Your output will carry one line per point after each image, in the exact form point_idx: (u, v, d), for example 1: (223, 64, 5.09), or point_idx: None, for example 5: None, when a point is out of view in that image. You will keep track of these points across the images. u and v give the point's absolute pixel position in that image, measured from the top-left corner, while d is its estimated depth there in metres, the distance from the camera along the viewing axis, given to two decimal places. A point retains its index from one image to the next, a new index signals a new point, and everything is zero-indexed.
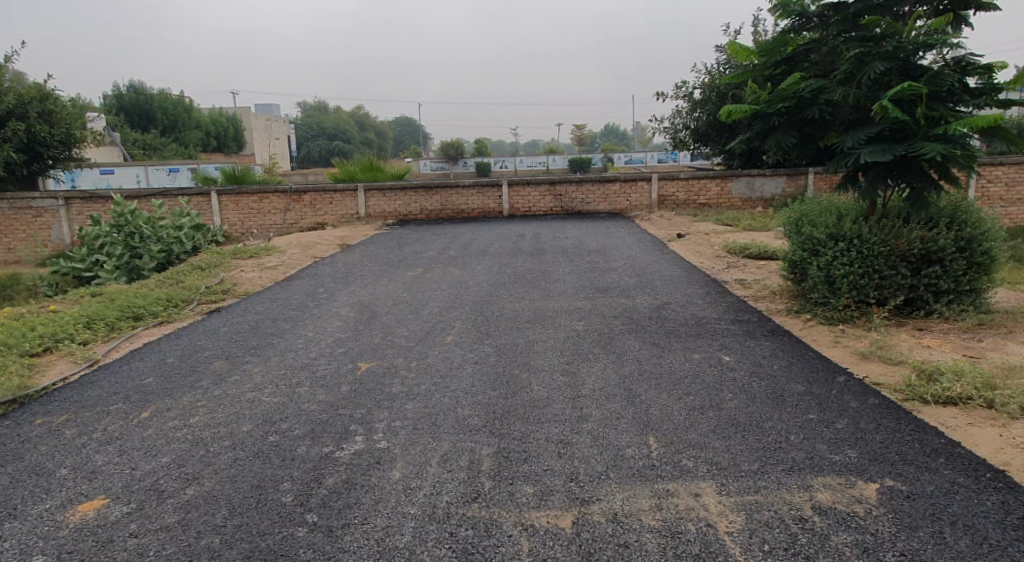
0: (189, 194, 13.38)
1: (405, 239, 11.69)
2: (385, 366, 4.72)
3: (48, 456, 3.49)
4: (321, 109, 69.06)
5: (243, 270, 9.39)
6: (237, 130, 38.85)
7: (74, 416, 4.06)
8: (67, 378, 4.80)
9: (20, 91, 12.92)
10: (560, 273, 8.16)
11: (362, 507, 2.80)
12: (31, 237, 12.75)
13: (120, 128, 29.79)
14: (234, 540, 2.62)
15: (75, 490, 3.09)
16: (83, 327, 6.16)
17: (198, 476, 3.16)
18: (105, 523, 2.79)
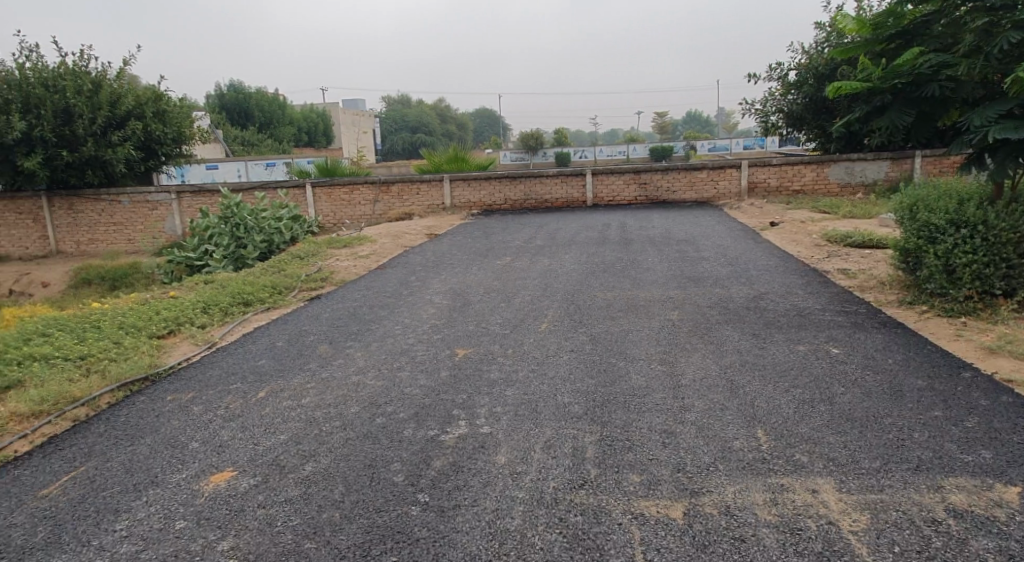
0: (286, 187, 14.03)
1: (492, 229, 11.81)
2: (482, 353, 4.80)
3: (180, 430, 3.75)
4: (405, 103, 70.66)
5: (339, 259, 9.76)
6: (328, 125, 40.36)
7: (200, 394, 4.35)
8: (191, 358, 5.16)
9: (138, 93, 13.92)
10: (650, 262, 8.02)
11: (471, 489, 2.85)
12: (148, 228, 13.72)
13: (223, 126, 31.60)
14: (353, 515, 2.73)
15: (206, 461, 3.31)
16: (200, 312, 6.59)
17: (315, 454, 3.32)
18: (236, 493, 2.97)
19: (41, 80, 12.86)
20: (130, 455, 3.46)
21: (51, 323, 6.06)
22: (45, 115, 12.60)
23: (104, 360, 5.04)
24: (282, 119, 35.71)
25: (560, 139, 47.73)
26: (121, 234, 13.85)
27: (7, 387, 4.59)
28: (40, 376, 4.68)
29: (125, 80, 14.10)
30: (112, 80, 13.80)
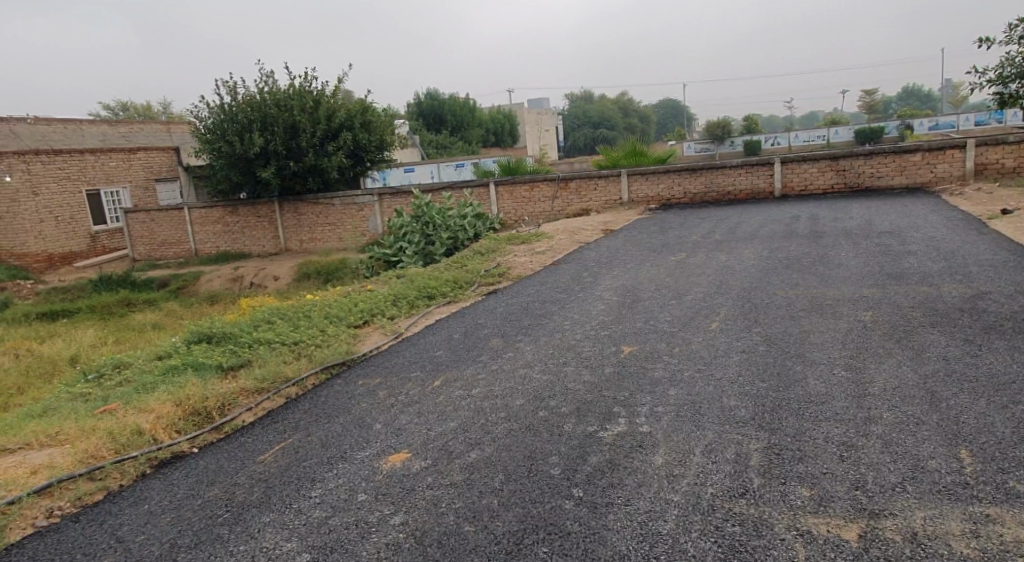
0: (471, 187, 14.80)
1: (669, 223, 11.51)
2: (648, 351, 4.72)
3: (367, 412, 4.15)
4: (587, 98, 71.05)
5: (517, 255, 10.11)
6: (513, 125, 41.92)
7: (386, 379, 4.79)
8: (380, 347, 5.67)
9: (349, 107, 15.54)
10: (842, 258, 7.32)
11: (625, 488, 2.83)
12: (353, 227, 15.22)
13: (420, 132, 34.15)
14: (509, 504, 2.83)
15: (386, 442, 3.63)
16: (391, 304, 7.22)
17: (480, 442, 3.50)
18: (408, 473, 3.23)
19: (274, 101, 14.93)
20: (326, 431, 3.89)
21: (274, 312, 6.98)
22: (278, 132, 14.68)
23: (313, 345, 5.72)
24: (472, 122, 37.71)
25: (749, 126, 45.05)
26: (331, 234, 15.52)
27: (239, 365, 5.36)
28: (263, 357, 5.41)
29: (340, 95, 15.83)
30: (329, 96, 15.56)
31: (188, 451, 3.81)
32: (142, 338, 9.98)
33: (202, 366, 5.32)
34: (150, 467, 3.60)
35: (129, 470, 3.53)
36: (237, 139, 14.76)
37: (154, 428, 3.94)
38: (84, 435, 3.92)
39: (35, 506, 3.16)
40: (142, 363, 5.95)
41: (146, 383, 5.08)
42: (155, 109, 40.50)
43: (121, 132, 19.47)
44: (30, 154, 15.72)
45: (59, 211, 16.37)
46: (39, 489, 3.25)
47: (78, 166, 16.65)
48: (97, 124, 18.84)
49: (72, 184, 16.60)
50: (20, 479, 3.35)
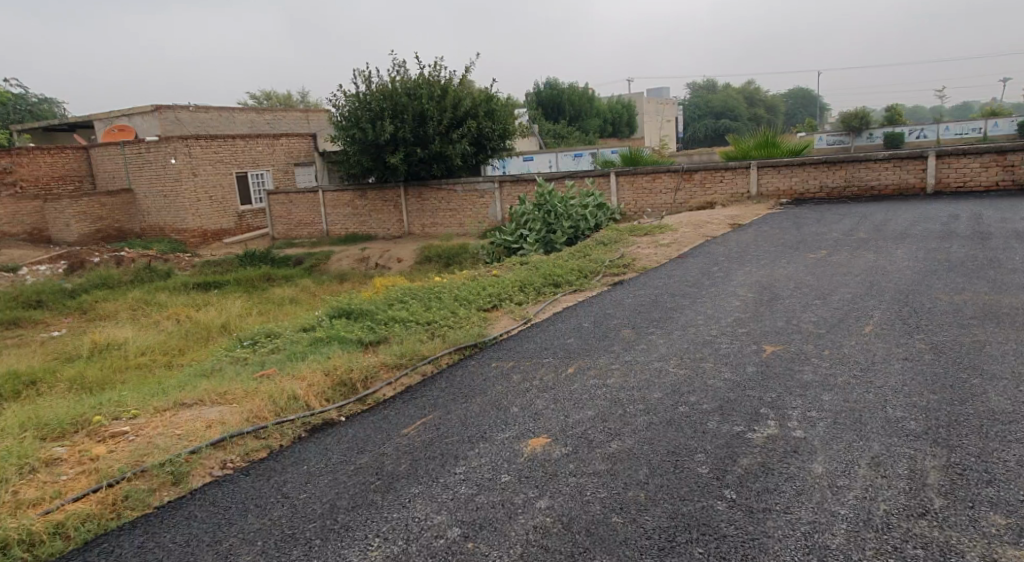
0: (593, 176, 14.64)
1: (805, 219, 10.83)
2: (794, 352, 4.44)
3: (502, 394, 4.20)
4: (710, 87, 68.41)
5: (641, 247, 9.88)
6: (632, 115, 41.16)
7: (519, 363, 4.83)
8: (510, 331, 5.74)
9: (474, 96, 15.80)
10: (1016, 262, 6.57)
11: (783, 495, 2.68)
12: (474, 214, 15.50)
13: (539, 121, 34.27)
14: (657, 499, 2.75)
15: (525, 426, 3.65)
16: (518, 290, 7.28)
17: (620, 433, 3.44)
18: (550, 458, 3.23)
19: (405, 89, 15.46)
20: (465, 410, 3.97)
21: (407, 292, 7.23)
22: (407, 120, 15.24)
23: (445, 326, 5.87)
24: (590, 111, 37.38)
25: (892, 117, 41.56)
26: (452, 220, 15.88)
27: (378, 340, 5.61)
28: (400, 335, 5.62)
29: (466, 85, 16.13)
30: (456, 85, 15.89)
31: (338, 419, 4.03)
32: (282, 311, 10.68)
33: (345, 339, 5.61)
34: (305, 432, 3.84)
35: (288, 432, 3.78)
36: (370, 126, 15.47)
37: (306, 395, 4.19)
38: (248, 397, 4.23)
39: (210, 457, 3.45)
40: (290, 334, 6.36)
41: (296, 353, 5.42)
42: (295, 98, 43.05)
43: (267, 119, 20.94)
44: (192, 139, 17.21)
45: (213, 191, 17.83)
46: (214, 441, 3.55)
47: (230, 150, 18.05)
48: (247, 112, 20.36)
49: (225, 167, 18.03)
50: (198, 432, 3.68)
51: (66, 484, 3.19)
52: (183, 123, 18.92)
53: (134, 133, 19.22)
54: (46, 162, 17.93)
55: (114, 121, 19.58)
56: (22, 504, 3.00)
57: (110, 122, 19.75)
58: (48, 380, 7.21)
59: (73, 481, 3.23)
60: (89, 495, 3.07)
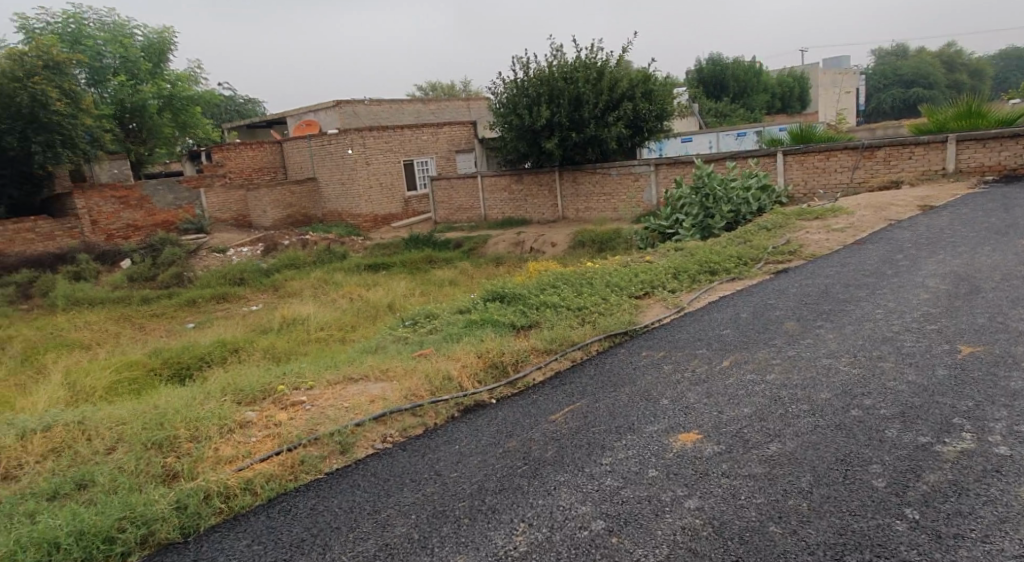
0: (758, 156, 13.73)
1: (1015, 200, 9.38)
2: (996, 355, 3.85)
3: (653, 385, 4.07)
4: (899, 53, 61.37)
5: (811, 231, 9.12)
6: (805, 88, 38.06)
7: (671, 354, 4.66)
8: (663, 320, 5.56)
9: (632, 76, 15.37)
10: None
11: (979, 522, 2.35)
12: (629, 197, 15.19)
13: (700, 99, 32.77)
14: (823, 511, 2.53)
15: (674, 420, 3.51)
16: (671, 277, 7.03)
17: (780, 434, 3.19)
18: (701, 456, 3.07)
19: (562, 74, 15.45)
20: (612, 400, 3.90)
21: (558, 277, 7.24)
22: (563, 104, 15.24)
23: (595, 312, 5.81)
24: (757, 87, 35.10)
25: None
26: (606, 204, 15.69)
27: (529, 325, 5.67)
28: (550, 320, 5.65)
29: (624, 66, 15.76)
30: (613, 67, 15.58)
31: (489, 401, 4.14)
32: (442, 293, 11.21)
33: (498, 322, 5.74)
34: (457, 412, 3.99)
35: (442, 411, 3.95)
36: (527, 112, 15.70)
37: (460, 376, 4.34)
38: (408, 375, 4.48)
39: (373, 431, 3.69)
40: (447, 315, 6.64)
41: (452, 334, 5.64)
42: (459, 87, 44.76)
43: (431, 109, 21.97)
44: (366, 130, 18.53)
45: (383, 178, 19.07)
46: (376, 415, 3.79)
47: (399, 140, 19.19)
48: (415, 103, 21.52)
49: (393, 156, 19.19)
50: (363, 405, 3.95)
51: (254, 445, 3.57)
52: (360, 116, 20.43)
53: (318, 127, 21.08)
54: (249, 155, 19.92)
55: (303, 117, 21.61)
56: (220, 460, 3.40)
57: (299, 118, 21.82)
58: (247, 349, 8.15)
59: (260, 442, 3.61)
60: (273, 457, 3.41)
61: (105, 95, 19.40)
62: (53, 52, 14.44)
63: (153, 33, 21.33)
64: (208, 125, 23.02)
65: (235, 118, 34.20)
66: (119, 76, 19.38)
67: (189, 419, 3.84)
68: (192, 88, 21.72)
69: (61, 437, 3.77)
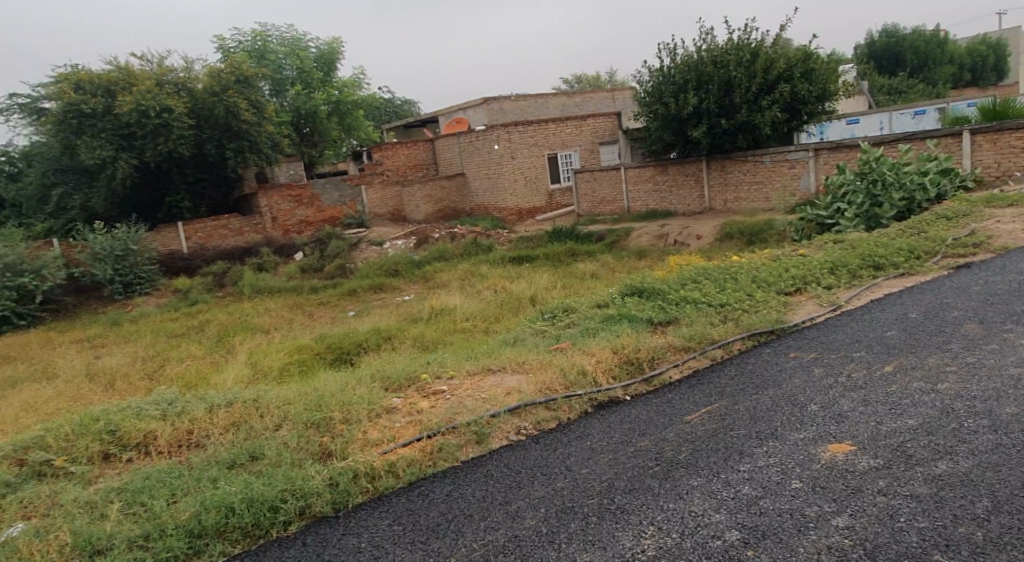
0: (937, 136, 12.29)
1: None
2: None
3: (800, 390, 3.80)
4: None
5: (1002, 220, 8.02)
6: (1001, 57, 33.46)
7: (824, 356, 4.31)
8: (815, 319, 5.18)
9: (790, 56, 14.34)
10: None
11: None
12: (784, 186, 14.22)
13: (871, 77, 29.94)
14: (1002, 544, 2.24)
15: (824, 428, 3.25)
16: (828, 272, 6.50)
17: (952, 451, 2.85)
18: (854, 470, 2.83)
19: (712, 58, 14.79)
20: (754, 403, 3.69)
21: (701, 271, 6.95)
22: (713, 90, 14.58)
23: (739, 309, 5.52)
24: (940, 58, 31.40)
25: None
26: (758, 193, 14.82)
27: (667, 321, 5.50)
28: (691, 316, 5.45)
29: (781, 45, 14.76)
30: (769, 47, 14.64)
31: (623, 398, 4.09)
32: (584, 286, 11.20)
33: (635, 318, 5.64)
34: (591, 408, 3.98)
35: (575, 406, 3.96)
36: (673, 100, 15.24)
37: (595, 370, 4.32)
38: (543, 369, 4.54)
39: (508, 422, 3.79)
40: (585, 309, 6.61)
41: (588, 329, 5.62)
42: (605, 78, 44.34)
43: (576, 102, 21.98)
44: (511, 125, 18.90)
45: (528, 172, 19.37)
46: (510, 407, 3.88)
47: (543, 134, 19.40)
48: (559, 96, 21.63)
49: (537, 150, 19.43)
50: (499, 397, 4.06)
51: (399, 430, 3.79)
52: (506, 111, 20.90)
53: (467, 125, 21.86)
54: (404, 153, 21.08)
55: (453, 115, 22.50)
56: (368, 442, 3.65)
57: (450, 116, 22.77)
58: (399, 337, 8.66)
59: (404, 428, 3.82)
60: (414, 442, 3.61)
61: (284, 104, 21.48)
62: (244, 68, 16.28)
63: (324, 45, 23.27)
64: (368, 127, 24.69)
65: (393, 118, 36.38)
66: (296, 86, 21.52)
67: (343, 403, 4.16)
68: (356, 93, 23.44)
69: (239, 412, 4.24)
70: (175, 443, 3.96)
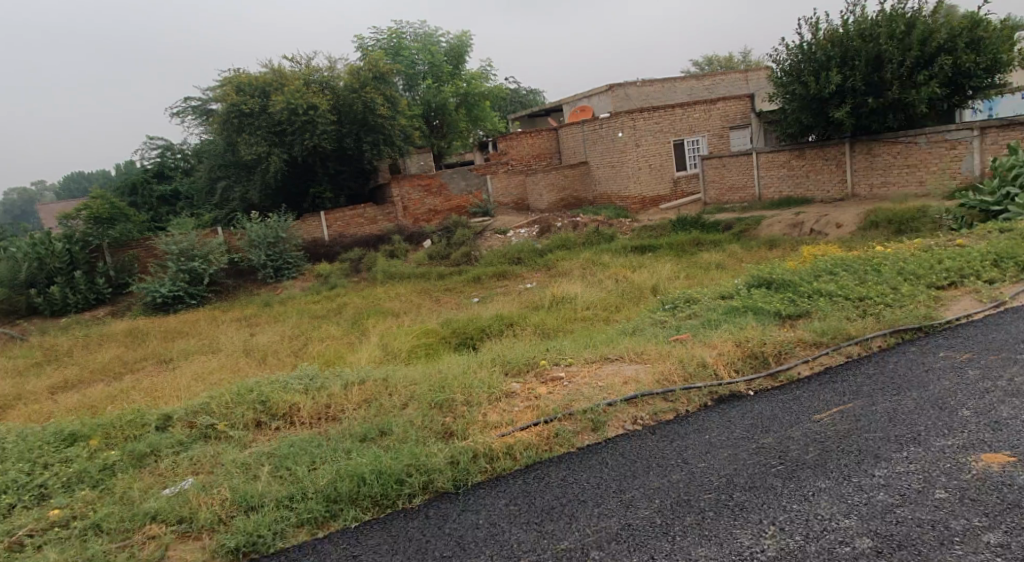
0: None
1: None
2: None
3: (950, 393, 3.47)
4: None
5: None
6: None
7: (981, 357, 3.90)
8: (972, 316, 4.69)
9: (953, 25, 12.97)
10: None
11: None
12: (942, 169, 12.91)
13: None
14: None
15: (977, 436, 2.96)
16: (990, 264, 5.86)
17: None
18: (1011, 483, 2.56)
19: (860, 32, 13.67)
20: (894, 405, 3.42)
21: (839, 262, 6.50)
22: (859, 66, 13.48)
23: (881, 304, 5.11)
24: None
25: None
26: (910, 178, 13.56)
27: (798, 315, 5.20)
28: (825, 309, 5.12)
29: (943, 13, 13.37)
30: (927, 16, 13.30)
31: (746, 393, 3.94)
32: (709, 276, 10.82)
33: (763, 310, 5.37)
34: (711, 401, 3.87)
35: (695, 399, 3.87)
36: (813, 79, 14.27)
37: (716, 363, 4.19)
38: (662, 359, 4.46)
39: (624, 412, 3.77)
40: (709, 300, 6.40)
41: (712, 320, 5.43)
42: (738, 59, 42.36)
43: (706, 85, 21.17)
44: (636, 111, 18.52)
45: (652, 160, 18.94)
46: (628, 396, 3.86)
47: (669, 119, 18.86)
48: (687, 80, 20.93)
49: (663, 136, 18.92)
50: (616, 386, 4.04)
51: (517, 414, 3.89)
52: (631, 98, 20.52)
53: (592, 112, 21.70)
54: (528, 143, 21.29)
55: (577, 103, 22.41)
56: (487, 425, 3.77)
57: (574, 104, 22.71)
58: (520, 323, 8.82)
59: (522, 412, 3.91)
60: (531, 427, 3.68)
61: (416, 97, 22.43)
62: (380, 65, 17.12)
63: (453, 39, 23.98)
64: (494, 117, 25.17)
65: (518, 109, 36.84)
66: (427, 80, 22.40)
67: (464, 385, 4.33)
68: (482, 85, 23.98)
69: (371, 390, 4.53)
70: (316, 416, 4.30)
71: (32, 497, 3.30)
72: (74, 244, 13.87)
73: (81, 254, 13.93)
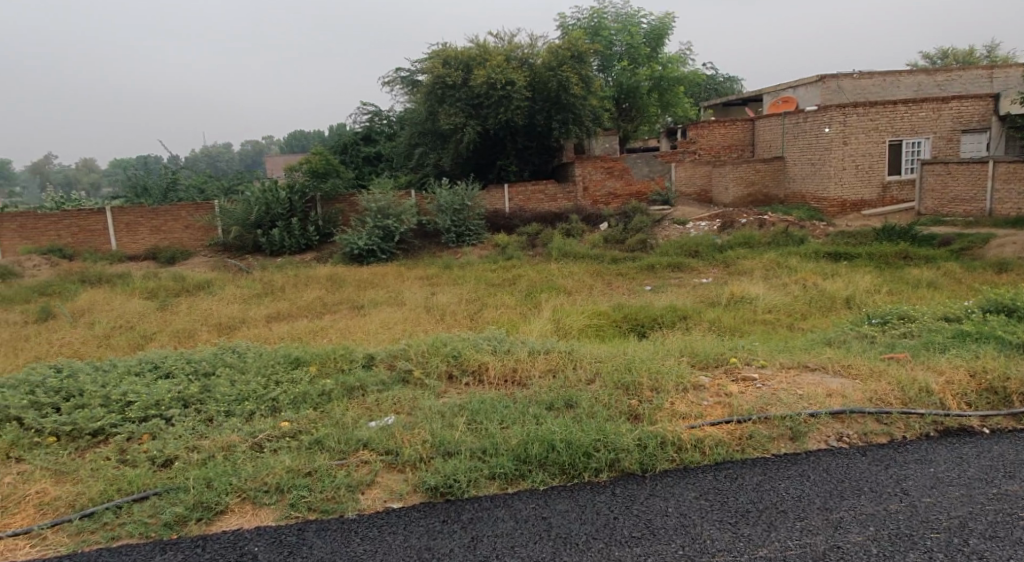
0: None
1: None
2: None
3: None
4: None
5: None
6: None
7: None
8: None
9: None
10: None
11: None
12: None
13: None
14: None
15: None
16: None
17: None
18: None
19: None
20: None
21: None
22: None
23: None
24: None
25: None
26: None
27: None
28: None
29: None
30: None
31: (979, 429, 3.47)
32: (917, 294, 9.68)
33: (1001, 340, 4.68)
34: (935, 432, 3.44)
35: (914, 426, 3.49)
36: None
37: (943, 392, 3.73)
38: (874, 377, 4.06)
39: (828, 426, 3.50)
40: (927, 320, 5.71)
41: (933, 343, 4.84)
42: (980, 54, 36.90)
43: (938, 81, 18.80)
44: (850, 106, 16.71)
45: (860, 160, 17.13)
46: (834, 410, 3.57)
47: (890, 117, 17.01)
48: (916, 74, 18.72)
49: (879, 135, 17.07)
50: (820, 397, 3.76)
51: (707, 408, 3.75)
52: (845, 91, 18.73)
53: (796, 105, 20.18)
54: (720, 133, 20.26)
55: (780, 93, 20.95)
56: (676, 414, 3.66)
57: (776, 95, 21.24)
58: (697, 318, 8.50)
59: (712, 407, 3.77)
60: (723, 424, 3.53)
61: (609, 79, 22.29)
62: (580, 44, 17.11)
63: (655, 21, 23.37)
64: (687, 104, 24.31)
65: (713, 95, 35.16)
66: (623, 62, 22.13)
67: (652, 370, 4.26)
68: (679, 69, 23.21)
69: (557, 361, 4.60)
70: (503, 377, 4.45)
71: (267, 407, 3.78)
72: (294, 194, 15.62)
73: (299, 203, 15.61)
